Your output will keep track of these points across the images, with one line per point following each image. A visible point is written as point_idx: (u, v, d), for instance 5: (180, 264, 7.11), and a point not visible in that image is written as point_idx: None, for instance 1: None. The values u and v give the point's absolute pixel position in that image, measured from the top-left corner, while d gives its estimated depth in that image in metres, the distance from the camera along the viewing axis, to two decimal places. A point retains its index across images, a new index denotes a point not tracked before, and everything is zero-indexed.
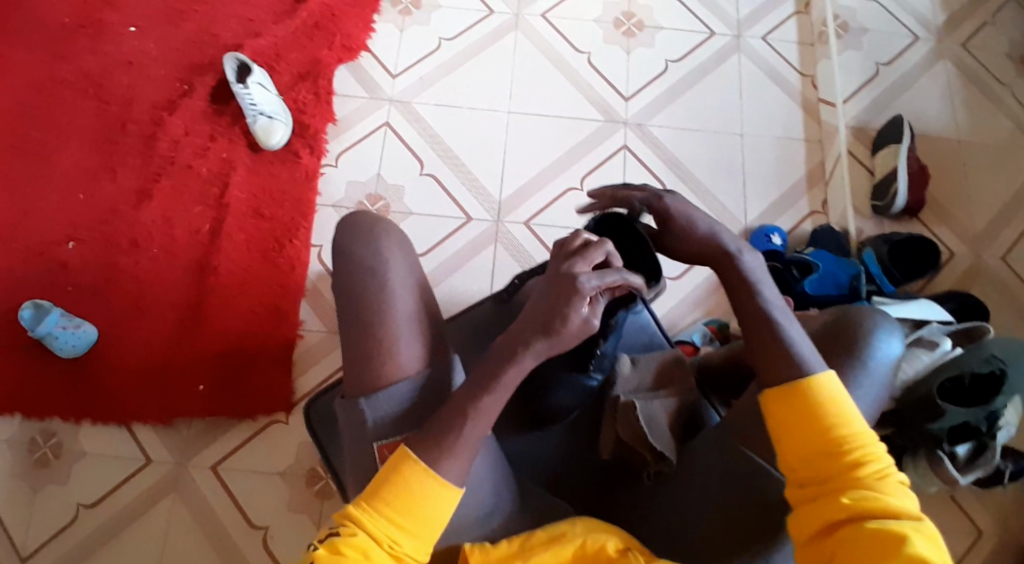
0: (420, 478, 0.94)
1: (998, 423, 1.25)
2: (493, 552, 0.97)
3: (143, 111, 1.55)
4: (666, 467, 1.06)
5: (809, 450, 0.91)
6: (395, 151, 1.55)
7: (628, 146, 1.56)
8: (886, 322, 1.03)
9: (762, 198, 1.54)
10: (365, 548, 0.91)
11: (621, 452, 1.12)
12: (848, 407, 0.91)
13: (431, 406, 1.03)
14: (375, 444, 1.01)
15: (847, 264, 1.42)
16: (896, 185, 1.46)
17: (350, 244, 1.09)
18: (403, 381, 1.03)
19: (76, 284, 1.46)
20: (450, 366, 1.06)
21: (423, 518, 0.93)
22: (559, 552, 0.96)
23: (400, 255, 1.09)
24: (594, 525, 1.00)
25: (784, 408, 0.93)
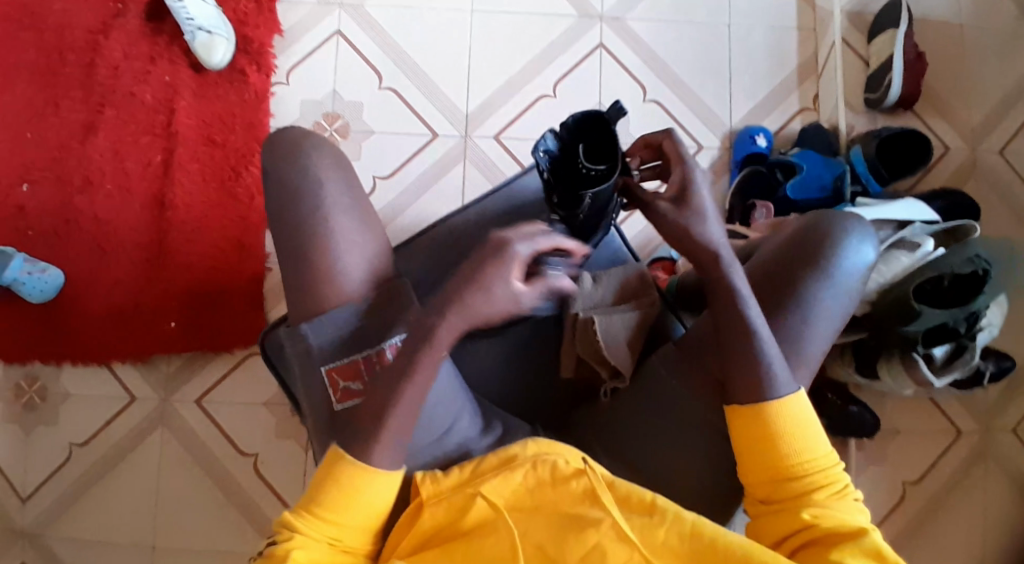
0: (355, 476, 0.90)
1: (978, 325, 1.27)
2: (446, 481, 0.94)
3: (75, 35, 1.44)
4: (620, 384, 1.10)
5: (769, 467, 0.96)
6: (350, 63, 1.44)
7: (604, 44, 1.44)
8: (856, 233, 1.03)
9: (749, 96, 1.43)
10: (307, 549, 0.89)
11: (582, 370, 1.15)
12: (808, 426, 0.96)
13: (380, 336, 1.00)
14: (324, 367, 1.00)
15: (833, 164, 1.36)
16: (891, 76, 1.35)
17: (284, 176, 1.01)
18: (351, 303, 1.00)
19: (35, 227, 1.42)
20: (402, 295, 1.01)
21: (363, 510, 0.90)
22: (512, 476, 0.93)
23: (345, 195, 1.02)
24: (550, 446, 0.96)
25: (746, 427, 0.97)
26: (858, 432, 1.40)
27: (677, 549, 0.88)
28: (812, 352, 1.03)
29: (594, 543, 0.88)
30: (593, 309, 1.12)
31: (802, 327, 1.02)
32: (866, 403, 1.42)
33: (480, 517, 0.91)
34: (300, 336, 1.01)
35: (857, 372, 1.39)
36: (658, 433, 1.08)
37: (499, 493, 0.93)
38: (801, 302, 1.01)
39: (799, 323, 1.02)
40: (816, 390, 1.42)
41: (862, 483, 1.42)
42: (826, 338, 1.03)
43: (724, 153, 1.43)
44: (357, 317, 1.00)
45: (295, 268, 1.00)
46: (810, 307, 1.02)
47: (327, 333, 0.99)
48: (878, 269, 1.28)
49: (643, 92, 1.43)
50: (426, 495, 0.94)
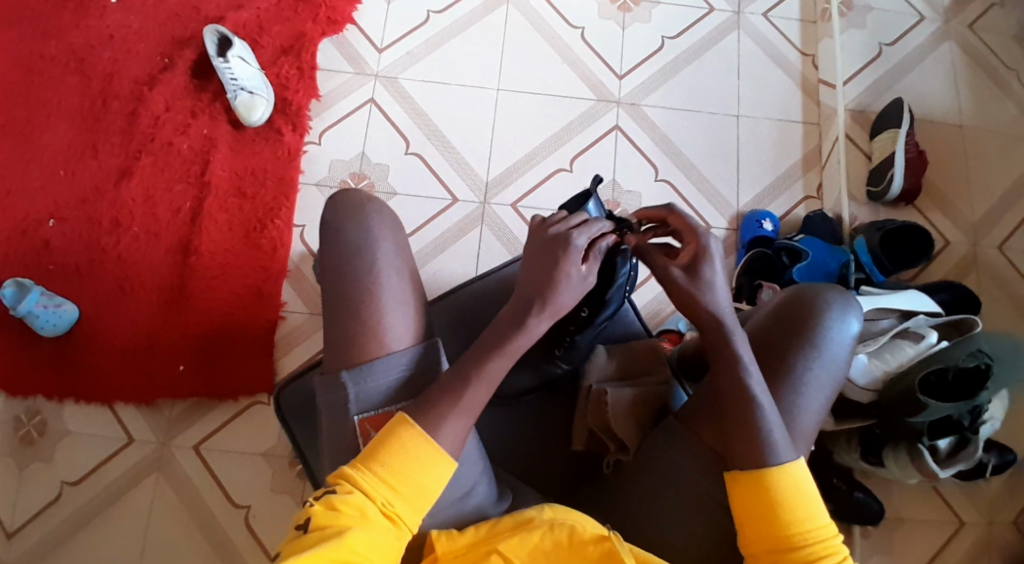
0: (416, 444, 0.94)
1: (981, 418, 1.27)
2: (460, 538, 0.97)
3: (123, 86, 1.52)
4: (625, 457, 1.13)
5: (770, 537, 0.94)
6: (379, 128, 1.52)
7: (620, 127, 1.53)
8: (842, 303, 1.06)
9: (757, 182, 1.50)
10: (362, 507, 0.91)
11: (591, 444, 1.18)
12: (809, 497, 0.94)
13: (419, 386, 1.02)
14: (356, 417, 1.00)
15: (837, 253, 1.42)
16: (893, 170, 1.43)
17: (338, 223, 1.06)
18: (395, 354, 1.01)
19: (59, 263, 1.46)
20: (437, 348, 1.04)
21: (416, 482, 0.94)
22: (528, 537, 0.96)
23: (390, 237, 1.07)
24: (566, 514, 0.99)
25: (747, 494, 0.96)
26: (862, 519, 1.38)
27: None
28: (806, 425, 1.04)
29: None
30: (607, 380, 1.19)
31: (792, 402, 1.04)
32: (871, 489, 1.41)
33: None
34: (337, 383, 1.01)
35: (863, 459, 1.37)
36: (665, 482, 1.07)
37: (515, 552, 0.95)
38: (790, 377, 1.04)
39: (789, 397, 1.04)
40: (822, 473, 1.39)
41: None
42: (818, 411, 1.05)
43: (732, 235, 1.48)
44: (399, 368, 1.01)
45: (329, 284, 1.04)
46: (799, 382, 1.04)
47: (367, 386, 1.00)
48: (883, 358, 1.32)
49: (655, 171, 1.50)
50: (442, 550, 0.96)
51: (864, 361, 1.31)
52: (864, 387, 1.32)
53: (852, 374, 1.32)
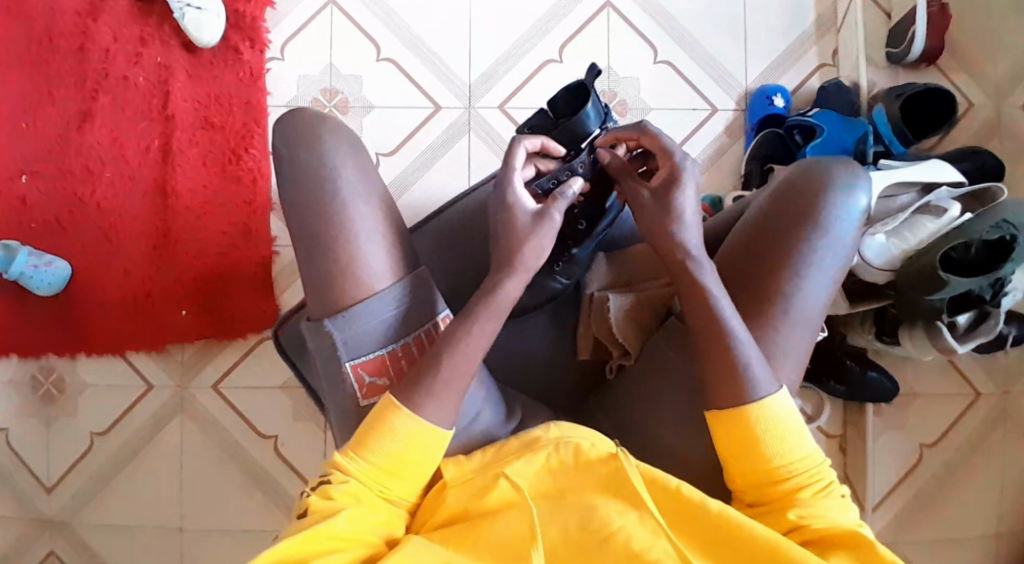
0: (405, 426, 0.91)
1: (1003, 290, 1.25)
2: (468, 464, 0.95)
3: (65, 20, 1.39)
4: (626, 362, 1.14)
5: (756, 472, 0.93)
6: (345, 33, 1.39)
7: (612, 4, 1.38)
8: (846, 176, 1.02)
9: (765, 55, 1.38)
10: (357, 494, 0.91)
11: (598, 352, 1.19)
12: (790, 427, 0.93)
13: (412, 323, 1.00)
14: (348, 364, 0.98)
15: (855, 124, 1.31)
16: (916, 28, 1.29)
17: (292, 152, 0.99)
18: (381, 294, 0.98)
19: (39, 219, 1.40)
20: (424, 280, 1.02)
21: (410, 458, 0.92)
22: (534, 458, 0.93)
23: (356, 171, 1.00)
24: (572, 430, 0.96)
25: (729, 429, 0.94)
26: (875, 397, 1.38)
27: (697, 537, 0.89)
28: (807, 310, 1.00)
29: (616, 527, 0.89)
30: (608, 288, 1.19)
31: (793, 285, 1.00)
32: (884, 367, 1.39)
33: (503, 497, 0.92)
34: (323, 330, 0.99)
35: (878, 337, 1.35)
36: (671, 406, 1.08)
37: (523, 474, 0.93)
38: (791, 259, 1.00)
39: (789, 279, 1.00)
40: (833, 355, 1.39)
41: (880, 448, 1.39)
42: (822, 294, 1.01)
43: (740, 116, 1.38)
44: (385, 311, 0.98)
45: (314, 274, 0.98)
46: (802, 266, 1.00)
47: (358, 329, 0.98)
48: (902, 236, 1.28)
49: (654, 53, 1.38)
50: (450, 477, 0.94)
51: (881, 241, 1.27)
52: (880, 268, 1.27)
53: (869, 256, 1.27)
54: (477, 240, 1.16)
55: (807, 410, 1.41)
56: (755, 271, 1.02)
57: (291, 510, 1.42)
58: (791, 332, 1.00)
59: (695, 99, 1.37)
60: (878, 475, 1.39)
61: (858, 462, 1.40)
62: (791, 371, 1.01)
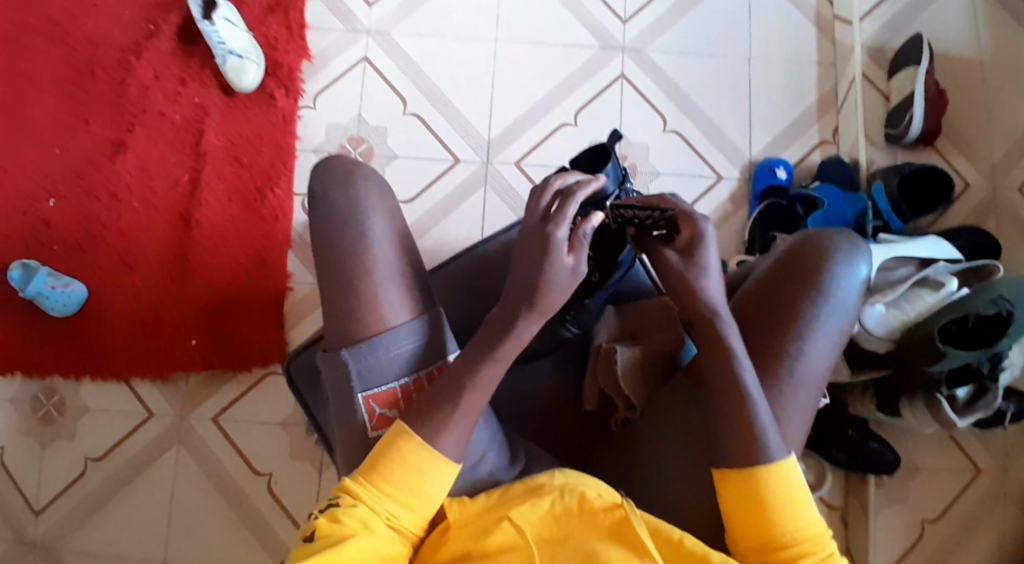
0: (418, 456, 0.92)
1: (1001, 365, 1.25)
2: (473, 506, 0.94)
3: (109, 56, 1.50)
4: (632, 414, 1.13)
5: (761, 534, 0.92)
6: (374, 87, 1.48)
7: (625, 75, 1.48)
8: (849, 249, 1.05)
9: (769, 129, 1.46)
10: (366, 520, 0.90)
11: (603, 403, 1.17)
12: (798, 494, 0.93)
13: (426, 361, 1.00)
14: (360, 395, 0.98)
15: (855, 201, 1.37)
16: (913, 110, 1.37)
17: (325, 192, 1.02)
18: (399, 329, 0.99)
19: (63, 241, 1.45)
20: (439, 321, 1.02)
21: (420, 490, 0.92)
22: (539, 503, 0.92)
23: (383, 205, 1.03)
24: (578, 478, 0.95)
25: (736, 488, 0.94)
26: (876, 468, 1.37)
27: None
28: (811, 374, 1.02)
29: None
30: (616, 340, 1.17)
31: (798, 349, 1.02)
32: (886, 438, 1.40)
33: (505, 540, 0.90)
34: (339, 362, 0.98)
35: (879, 408, 1.36)
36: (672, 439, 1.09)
37: (526, 519, 0.92)
38: (796, 325, 1.02)
39: (794, 344, 1.02)
40: (835, 425, 1.40)
41: (881, 523, 1.38)
42: (825, 359, 1.03)
43: (743, 184, 1.44)
44: (402, 346, 0.99)
45: (326, 276, 1.01)
46: (807, 331, 1.02)
47: (373, 362, 0.97)
48: (901, 307, 1.28)
49: (663, 122, 1.46)
50: (454, 518, 0.94)
51: (880, 311, 1.28)
52: (880, 337, 1.29)
53: (869, 325, 1.28)
54: (485, 273, 1.20)
55: (811, 478, 1.41)
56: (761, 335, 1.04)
57: (278, 551, 1.38)
58: (794, 397, 1.01)
59: (700, 166, 1.45)
60: (878, 550, 1.37)
61: (861, 536, 1.38)
62: (796, 433, 1.02)
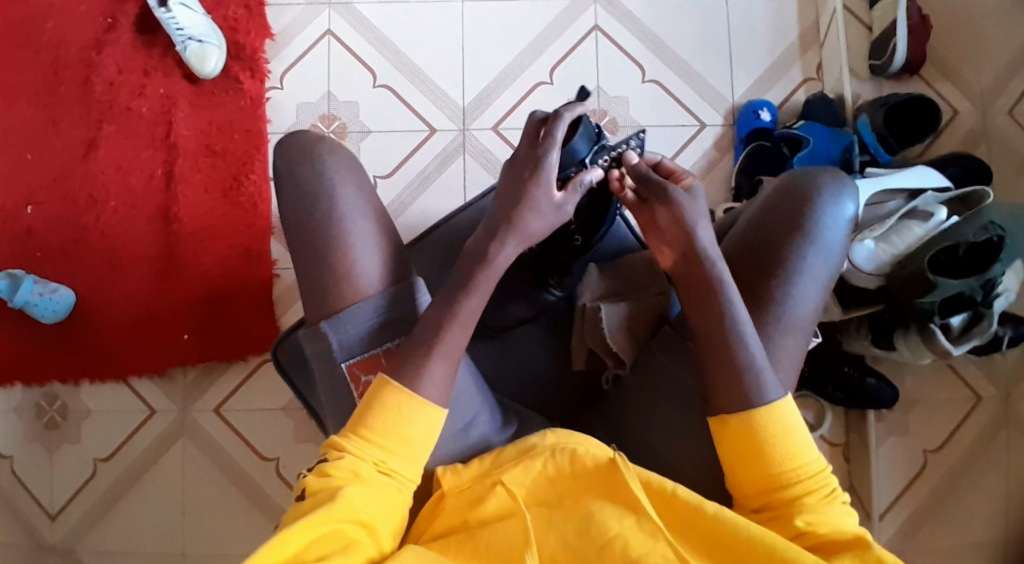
0: (400, 401, 0.92)
1: (995, 292, 1.22)
2: (466, 471, 0.95)
3: (70, 53, 1.45)
4: (622, 371, 1.13)
5: (760, 476, 0.91)
6: (342, 61, 1.44)
7: (599, 26, 1.43)
8: (837, 185, 1.04)
9: (751, 71, 1.41)
10: (355, 469, 0.89)
11: (592, 362, 1.18)
12: (795, 431, 0.92)
13: (403, 326, 1.00)
14: (343, 363, 0.99)
15: (840, 136, 1.33)
16: (896, 42, 1.32)
17: (291, 168, 1.02)
18: (373, 297, 0.99)
19: (45, 247, 1.43)
20: (415, 288, 1.02)
21: (407, 437, 0.91)
22: (531, 464, 0.93)
23: (353, 182, 1.03)
24: (570, 437, 0.96)
25: (730, 434, 0.93)
26: (875, 405, 1.38)
27: (699, 530, 0.88)
28: (802, 315, 1.01)
29: (615, 533, 0.88)
30: (600, 298, 1.18)
31: (786, 293, 1.01)
32: (883, 373, 1.39)
33: (498, 506, 0.91)
34: (318, 334, 0.99)
35: (874, 344, 1.35)
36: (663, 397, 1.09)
37: (518, 483, 0.93)
38: (784, 265, 1.01)
39: (782, 284, 1.01)
40: (832, 362, 1.39)
41: (883, 454, 1.39)
42: (815, 299, 1.02)
43: (728, 130, 1.41)
44: (376, 313, 0.99)
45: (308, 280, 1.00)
46: (794, 271, 1.01)
47: (351, 330, 0.98)
48: (891, 241, 1.28)
49: (641, 73, 1.41)
50: (448, 485, 0.95)
51: (869, 247, 1.28)
52: (871, 273, 1.28)
53: (858, 262, 1.28)
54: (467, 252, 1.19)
55: (810, 419, 1.41)
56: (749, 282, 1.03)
57: None
58: (782, 337, 1.00)
59: (682, 115, 1.41)
60: (883, 484, 1.38)
61: (863, 470, 1.40)
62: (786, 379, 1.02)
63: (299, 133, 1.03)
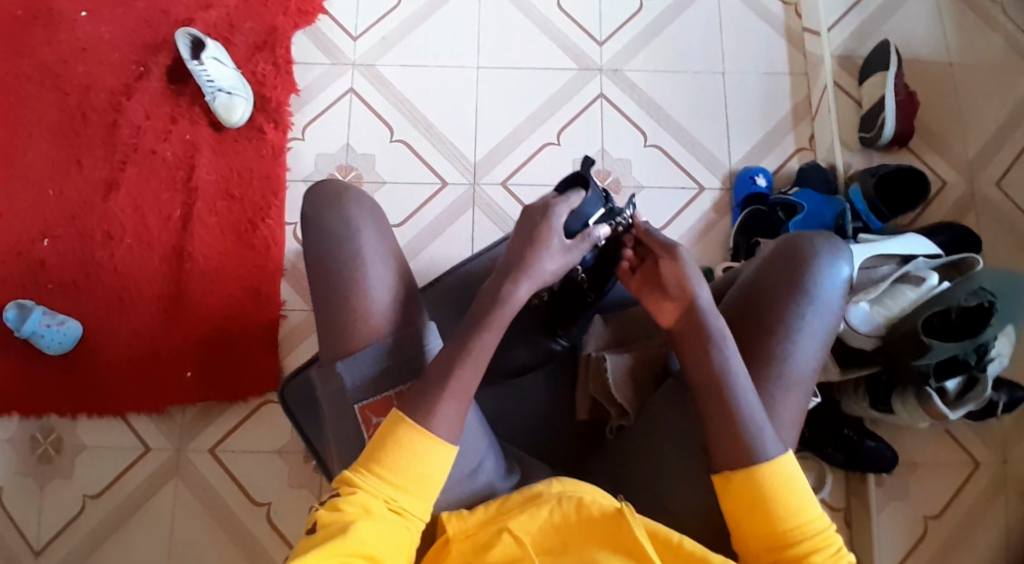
0: (415, 440, 0.94)
1: (987, 356, 1.25)
2: (472, 517, 0.96)
3: (100, 98, 1.53)
4: (626, 421, 1.17)
5: (766, 535, 0.94)
6: (361, 117, 1.52)
7: (604, 94, 1.52)
8: (831, 248, 1.08)
9: (747, 139, 1.50)
10: (366, 505, 0.92)
11: (595, 412, 1.22)
12: (798, 492, 0.94)
13: (413, 367, 1.04)
14: (356, 406, 1.02)
15: (833, 202, 1.41)
16: (884, 115, 1.41)
17: (315, 209, 1.10)
18: (383, 341, 1.03)
19: (57, 280, 1.47)
20: (427, 330, 1.06)
21: (419, 477, 0.94)
22: (537, 512, 0.95)
23: (371, 216, 1.09)
24: (576, 485, 0.97)
25: (734, 496, 0.96)
26: (875, 467, 1.38)
27: None
28: (802, 372, 1.05)
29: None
30: (604, 348, 1.22)
31: (785, 349, 1.04)
32: (882, 436, 1.40)
33: (506, 552, 0.93)
34: (333, 374, 1.03)
35: (872, 407, 1.37)
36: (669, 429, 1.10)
37: (526, 529, 0.94)
38: (784, 325, 1.05)
39: (783, 344, 1.04)
40: (832, 423, 1.40)
41: (884, 520, 1.38)
42: (814, 355, 1.05)
43: (725, 193, 1.48)
44: (387, 356, 1.03)
45: (328, 289, 1.06)
46: (794, 330, 1.05)
47: (364, 373, 1.02)
48: (884, 304, 1.32)
49: (643, 137, 1.50)
50: (453, 531, 0.95)
51: (865, 308, 1.31)
52: (867, 334, 1.32)
53: (854, 322, 1.32)
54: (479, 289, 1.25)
55: (811, 480, 1.41)
56: (749, 340, 1.06)
57: None
58: (784, 396, 1.03)
59: (682, 178, 1.48)
60: (883, 547, 1.37)
61: (864, 535, 1.38)
62: (788, 433, 1.04)
63: (327, 182, 1.11)
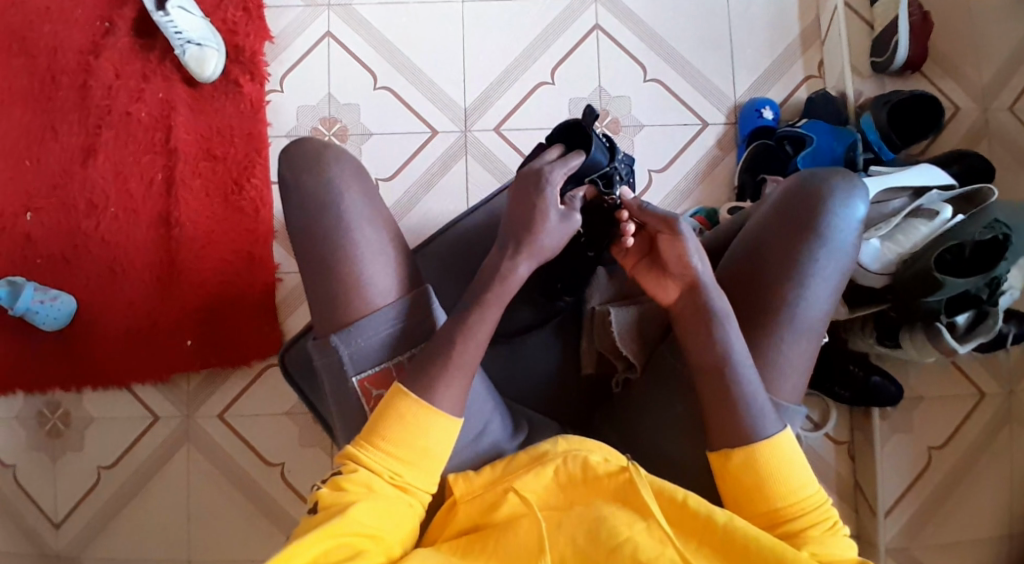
0: (416, 413, 0.92)
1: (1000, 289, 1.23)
2: (478, 479, 0.95)
3: (65, 58, 1.44)
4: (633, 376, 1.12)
5: (766, 511, 0.92)
6: (343, 63, 1.43)
7: (601, 25, 1.42)
8: (844, 188, 1.03)
9: (754, 68, 1.41)
10: (368, 483, 0.90)
11: (602, 366, 1.15)
12: (796, 464, 0.93)
13: (415, 338, 0.99)
14: (354, 377, 0.98)
15: (843, 134, 1.33)
16: (898, 36, 1.32)
17: (296, 176, 0.99)
18: (383, 310, 0.98)
19: (43, 255, 1.42)
20: (428, 297, 1.01)
21: (422, 449, 0.92)
22: (543, 472, 0.93)
23: (361, 195, 1.00)
24: (581, 444, 0.96)
25: (733, 470, 0.94)
26: (881, 401, 1.38)
27: (711, 548, 0.88)
28: (812, 319, 1.01)
29: (626, 537, 0.87)
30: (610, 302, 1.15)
31: (796, 296, 1.00)
32: (888, 370, 1.40)
33: (513, 511, 0.91)
34: (330, 348, 0.98)
35: (878, 342, 1.35)
36: (675, 400, 1.07)
37: (533, 489, 0.93)
38: (794, 270, 1.00)
39: (793, 290, 1.01)
40: (838, 362, 1.39)
41: (887, 453, 1.39)
42: (826, 302, 1.02)
43: (730, 128, 1.41)
44: (388, 327, 0.98)
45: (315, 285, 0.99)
46: (805, 276, 1.01)
47: (364, 344, 0.97)
48: (896, 240, 1.28)
49: (643, 72, 1.41)
50: (460, 493, 0.94)
51: (875, 245, 1.28)
52: (877, 272, 1.29)
53: (864, 260, 1.29)
54: (475, 258, 1.17)
55: (814, 418, 1.43)
56: (756, 284, 1.02)
57: None
58: (792, 344, 1.00)
59: (685, 114, 1.41)
60: (889, 479, 1.39)
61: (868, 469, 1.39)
62: (796, 381, 1.02)
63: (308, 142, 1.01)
